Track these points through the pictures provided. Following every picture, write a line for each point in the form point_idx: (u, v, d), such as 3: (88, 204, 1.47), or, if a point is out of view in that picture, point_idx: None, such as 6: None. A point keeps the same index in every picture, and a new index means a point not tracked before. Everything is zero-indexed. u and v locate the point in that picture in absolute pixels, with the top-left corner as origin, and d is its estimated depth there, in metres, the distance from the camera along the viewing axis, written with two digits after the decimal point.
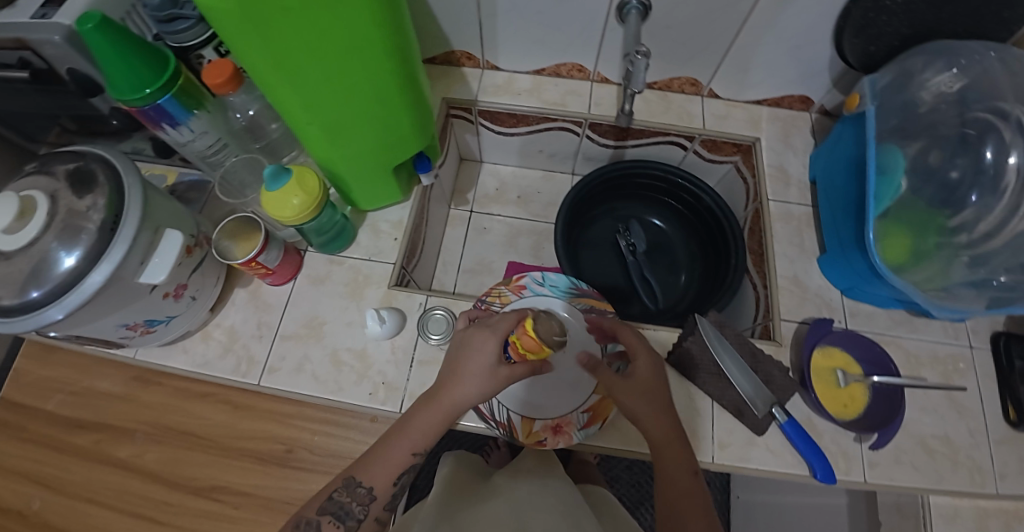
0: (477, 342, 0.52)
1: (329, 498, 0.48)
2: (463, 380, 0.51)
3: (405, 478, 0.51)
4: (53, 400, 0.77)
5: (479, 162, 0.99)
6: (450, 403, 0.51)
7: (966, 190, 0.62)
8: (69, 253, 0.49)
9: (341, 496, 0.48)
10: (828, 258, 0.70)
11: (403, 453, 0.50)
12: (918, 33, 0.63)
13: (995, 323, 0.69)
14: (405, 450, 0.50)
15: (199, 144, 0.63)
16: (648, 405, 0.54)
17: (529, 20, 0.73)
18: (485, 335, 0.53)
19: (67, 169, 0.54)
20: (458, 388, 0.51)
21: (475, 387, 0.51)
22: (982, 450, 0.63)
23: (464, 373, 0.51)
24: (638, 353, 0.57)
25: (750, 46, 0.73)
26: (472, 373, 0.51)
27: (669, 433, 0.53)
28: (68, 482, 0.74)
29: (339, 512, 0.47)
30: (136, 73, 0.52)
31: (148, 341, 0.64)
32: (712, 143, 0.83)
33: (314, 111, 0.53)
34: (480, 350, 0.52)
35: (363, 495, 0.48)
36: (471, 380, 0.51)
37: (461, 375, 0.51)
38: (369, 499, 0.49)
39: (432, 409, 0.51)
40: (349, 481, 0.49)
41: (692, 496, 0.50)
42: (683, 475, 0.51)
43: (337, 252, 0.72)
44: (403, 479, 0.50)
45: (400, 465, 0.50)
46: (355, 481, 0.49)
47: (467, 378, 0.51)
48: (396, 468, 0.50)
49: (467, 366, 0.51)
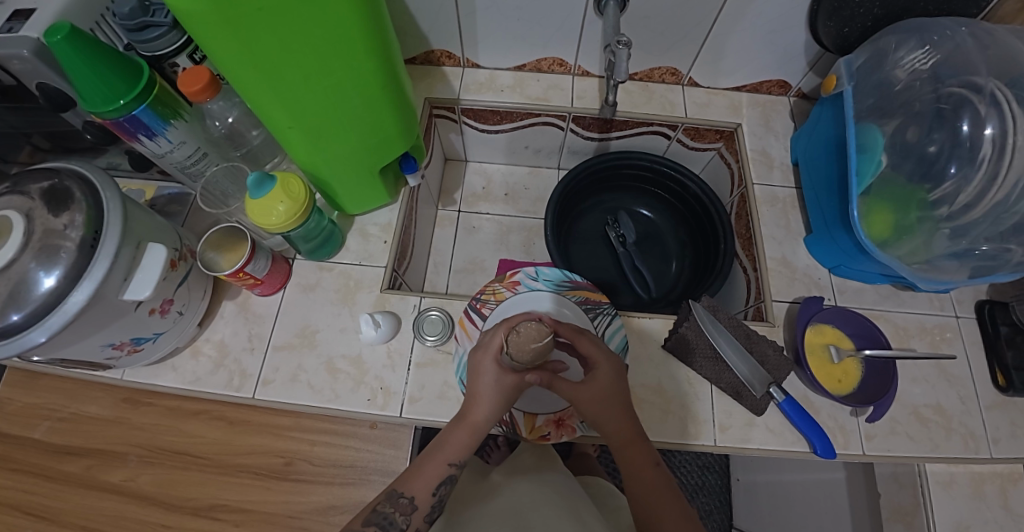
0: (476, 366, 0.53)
1: (373, 511, 0.46)
2: (478, 400, 0.51)
3: (443, 489, 0.49)
4: (40, 428, 0.75)
5: (464, 162, 0.98)
6: (476, 420, 0.51)
7: (944, 162, 0.62)
8: (48, 274, 0.48)
9: (384, 508, 0.47)
10: (815, 237, 0.72)
11: (438, 466, 0.49)
12: (890, 13, 0.65)
13: (977, 293, 0.71)
14: (440, 463, 0.49)
15: (177, 155, 0.61)
16: (605, 412, 0.52)
17: (508, 16, 0.73)
18: (482, 355, 0.53)
19: (41, 187, 0.51)
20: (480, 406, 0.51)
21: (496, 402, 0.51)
22: (973, 416, 0.65)
23: (477, 392, 0.51)
24: (595, 361, 0.54)
25: (727, 33, 0.74)
26: (485, 391, 0.51)
27: (629, 436, 0.52)
28: (59, 511, 0.71)
29: (383, 523, 0.46)
30: (109, 84, 0.51)
31: (136, 361, 0.62)
32: (694, 131, 0.84)
33: (295, 115, 0.52)
34: (480, 371, 0.52)
35: (405, 505, 0.47)
36: (484, 397, 0.51)
37: (476, 392, 0.51)
38: (410, 509, 0.47)
39: (457, 427, 0.51)
40: (390, 494, 0.48)
41: (660, 497, 0.50)
42: (648, 475, 0.51)
43: (326, 258, 0.71)
44: (441, 490, 0.49)
45: (438, 476, 0.49)
46: (397, 492, 0.48)
47: (483, 397, 0.51)
48: (433, 479, 0.49)
49: (479, 386, 0.51)
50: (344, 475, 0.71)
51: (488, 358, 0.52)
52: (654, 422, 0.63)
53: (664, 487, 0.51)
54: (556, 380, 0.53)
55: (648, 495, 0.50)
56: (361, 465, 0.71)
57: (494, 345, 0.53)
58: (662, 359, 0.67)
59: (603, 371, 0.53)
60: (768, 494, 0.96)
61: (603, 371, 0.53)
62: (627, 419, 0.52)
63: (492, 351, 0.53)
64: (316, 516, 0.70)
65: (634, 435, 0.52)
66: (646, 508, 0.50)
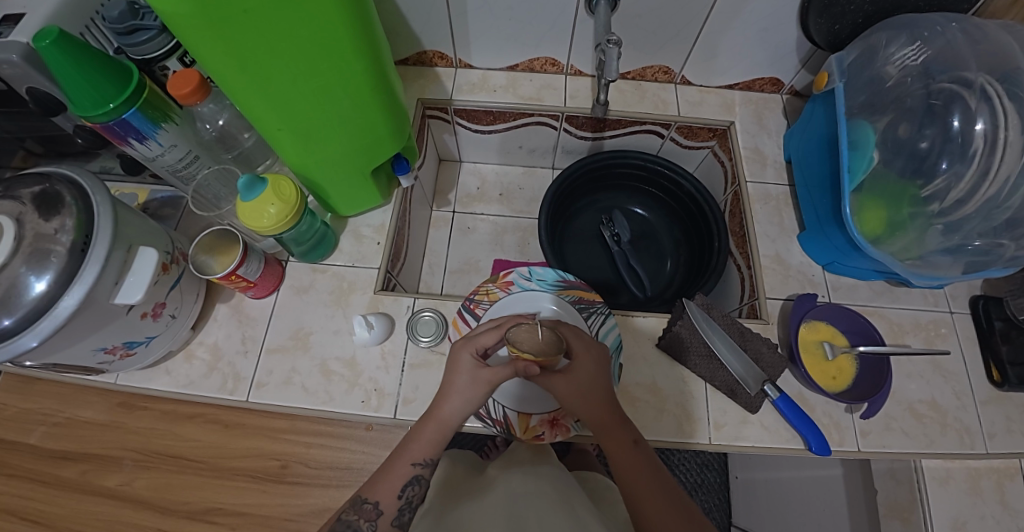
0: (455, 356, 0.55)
1: (339, 519, 0.48)
2: (450, 393, 0.52)
3: (411, 491, 0.50)
4: (35, 433, 0.75)
5: (459, 162, 0.98)
6: (445, 415, 0.52)
7: (936, 158, 0.61)
8: (39, 278, 0.48)
9: (349, 515, 0.48)
10: (808, 234, 0.72)
11: (403, 466, 0.50)
12: (880, 10, 0.65)
13: (971, 288, 0.71)
14: (405, 463, 0.50)
15: (169, 159, 0.61)
16: (585, 403, 0.53)
17: (499, 16, 0.73)
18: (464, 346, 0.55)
19: (32, 192, 0.51)
20: (448, 401, 0.52)
21: (462, 399, 0.52)
22: (969, 411, 0.65)
23: (452, 385, 0.53)
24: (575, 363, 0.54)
25: (719, 31, 0.74)
26: (459, 385, 0.53)
27: (607, 421, 0.52)
28: (54, 516, 0.71)
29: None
30: (98, 89, 0.51)
31: (129, 365, 0.62)
32: (688, 130, 0.83)
33: (284, 117, 0.52)
34: (458, 363, 0.54)
35: (369, 511, 0.48)
36: (457, 390, 0.52)
37: (451, 386, 0.53)
38: (375, 516, 0.48)
39: (426, 423, 0.52)
40: (356, 502, 0.49)
41: (642, 475, 0.50)
42: (625, 456, 0.51)
43: (319, 260, 0.71)
44: (408, 491, 0.49)
45: (404, 477, 0.50)
46: (362, 499, 0.49)
47: (457, 390, 0.52)
48: (399, 480, 0.50)
49: (454, 378, 0.53)
50: (340, 477, 0.71)
51: (465, 350, 0.54)
52: (649, 421, 0.62)
53: (643, 462, 0.51)
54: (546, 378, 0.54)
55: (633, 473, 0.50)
56: (356, 467, 0.71)
57: (477, 340, 0.55)
58: (656, 358, 0.67)
59: (582, 367, 0.54)
60: (767, 491, 0.96)
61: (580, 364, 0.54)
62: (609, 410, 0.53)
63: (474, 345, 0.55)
64: (312, 519, 0.70)
65: (616, 420, 0.53)
66: (631, 489, 0.50)
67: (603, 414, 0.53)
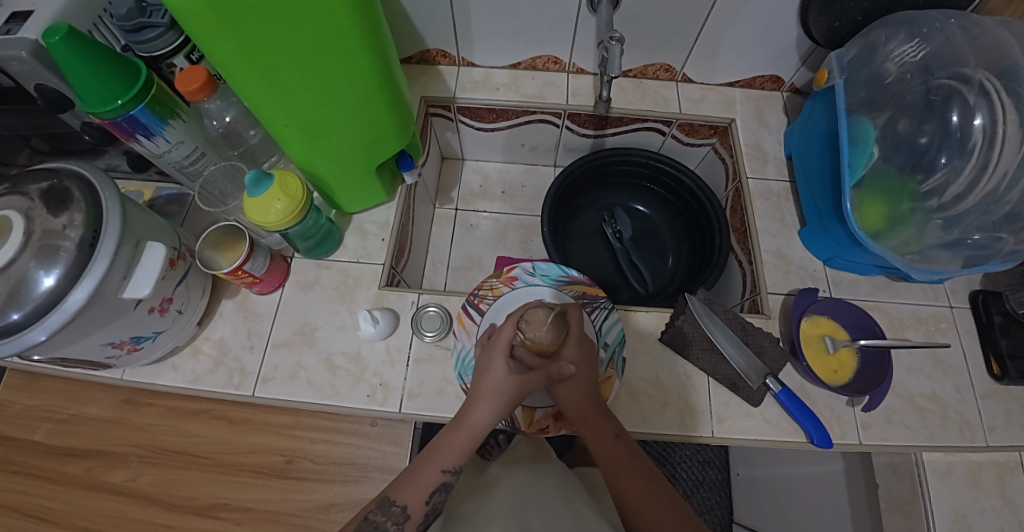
0: (486, 363, 0.54)
1: (365, 519, 0.47)
2: (480, 400, 0.52)
3: (437, 497, 0.49)
4: (40, 430, 0.75)
5: (461, 161, 0.99)
6: (476, 423, 0.51)
7: (935, 153, 0.62)
8: (48, 273, 0.48)
9: (376, 516, 0.47)
10: (809, 230, 0.72)
11: (432, 472, 0.49)
12: (880, 7, 0.65)
13: (971, 283, 0.72)
14: (434, 469, 0.49)
15: (175, 155, 0.61)
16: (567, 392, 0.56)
17: (502, 15, 0.74)
18: (492, 352, 0.55)
19: (40, 188, 0.52)
20: (478, 408, 0.51)
21: (494, 407, 0.51)
22: (969, 405, 0.65)
23: (482, 393, 0.52)
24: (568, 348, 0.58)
25: (720, 29, 0.74)
26: (489, 390, 0.52)
27: (588, 412, 0.55)
28: (60, 513, 0.72)
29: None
30: (106, 84, 0.51)
31: (135, 360, 0.63)
32: (689, 127, 0.84)
33: (292, 113, 0.53)
34: (490, 368, 0.53)
35: (398, 514, 0.47)
36: (488, 398, 0.52)
37: (481, 394, 0.52)
38: (403, 519, 0.47)
39: (456, 432, 0.51)
40: (383, 502, 0.48)
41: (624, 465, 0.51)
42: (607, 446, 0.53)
43: (324, 256, 0.71)
44: (435, 498, 0.49)
45: (433, 484, 0.49)
46: (390, 500, 0.48)
47: (489, 397, 0.52)
48: (426, 487, 0.49)
49: (485, 385, 0.52)
50: (345, 472, 0.71)
51: (497, 355, 0.54)
52: (652, 414, 0.63)
53: (625, 453, 0.52)
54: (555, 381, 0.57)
55: (613, 459, 0.52)
56: (361, 462, 0.71)
57: (503, 341, 0.55)
58: (659, 352, 0.67)
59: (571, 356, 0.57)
60: (768, 487, 0.97)
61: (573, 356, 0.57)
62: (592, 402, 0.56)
63: (502, 348, 0.55)
64: (317, 514, 0.70)
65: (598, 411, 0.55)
66: (613, 478, 0.51)
67: (585, 406, 0.55)
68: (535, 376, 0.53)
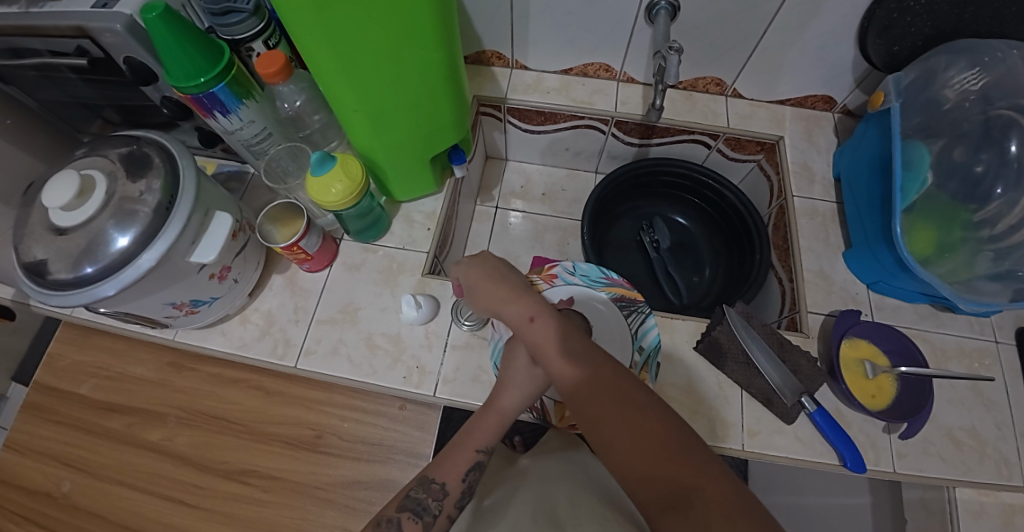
0: (510, 353, 0.54)
1: (407, 496, 0.47)
2: (508, 386, 0.52)
3: (473, 476, 0.50)
4: (87, 384, 0.80)
5: (505, 160, 1.01)
6: (504, 407, 0.52)
7: (990, 183, 0.63)
8: (122, 234, 0.52)
9: (417, 494, 0.48)
10: (855, 253, 0.71)
11: (467, 451, 0.50)
12: (941, 33, 0.64)
13: (1020, 319, 0.70)
14: (470, 448, 0.50)
15: (246, 133, 0.65)
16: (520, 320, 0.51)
17: (560, 21, 0.76)
18: (516, 344, 0.54)
19: (121, 154, 0.57)
20: (508, 393, 0.52)
21: (523, 393, 0.52)
22: (1009, 443, 0.64)
23: (509, 379, 0.53)
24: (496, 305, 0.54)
25: (775, 46, 0.75)
26: (517, 378, 0.52)
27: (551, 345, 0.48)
28: (99, 465, 0.76)
29: (417, 508, 0.47)
30: (192, 62, 0.55)
31: (190, 323, 0.66)
32: (735, 142, 0.85)
33: (360, 99, 0.56)
34: (514, 358, 0.53)
35: (437, 491, 0.48)
36: (516, 383, 0.52)
37: (508, 379, 0.53)
38: (442, 495, 0.48)
39: (486, 414, 0.52)
40: (423, 480, 0.49)
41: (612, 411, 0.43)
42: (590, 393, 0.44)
43: (372, 241, 0.74)
44: (471, 476, 0.50)
45: (468, 462, 0.50)
46: (430, 478, 0.49)
47: (515, 384, 0.52)
48: (464, 464, 0.50)
49: (512, 373, 0.52)
50: (372, 452, 0.74)
51: (519, 348, 0.53)
52: None
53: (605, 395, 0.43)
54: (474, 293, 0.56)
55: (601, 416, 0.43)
56: (388, 444, 0.74)
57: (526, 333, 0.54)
58: (692, 361, 0.67)
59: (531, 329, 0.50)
60: (787, 514, 0.95)
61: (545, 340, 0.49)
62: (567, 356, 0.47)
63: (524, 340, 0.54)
64: (342, 489, 0.73)
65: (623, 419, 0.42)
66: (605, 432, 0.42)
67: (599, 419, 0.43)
68: None
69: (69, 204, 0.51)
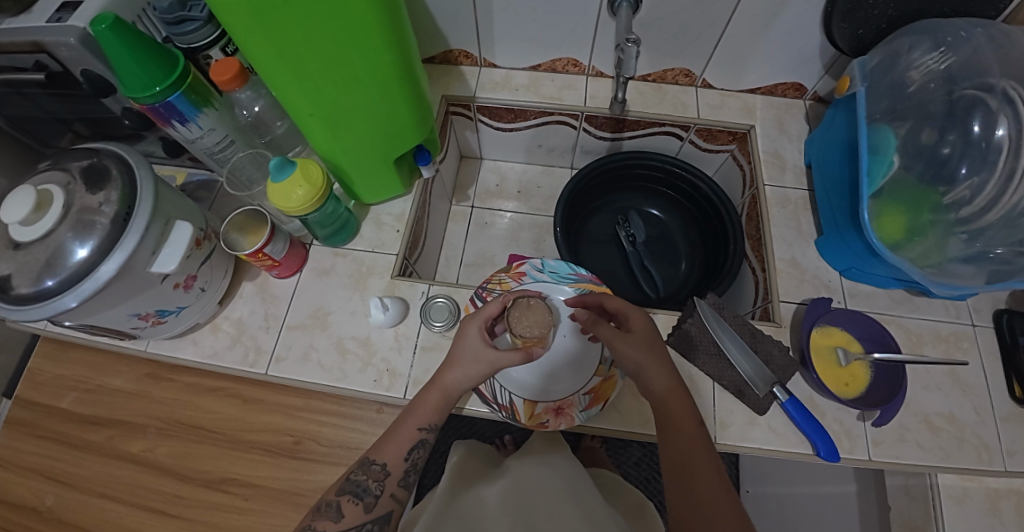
0: (462, 331, 0.57)
1: (348, 479, 0.51)
2: (453, 364, 0.55)
3: (416, 454, 0.54)
4: (67, 398, 0.80)
5: (480, 159, 1.01)
6: (447, 383, 0.54)
7: (956, 163, 0.61)
8: (82, 245, 0.52)
9: (358, 475, 0.52)
10: (825, 240, 0.71)
11: (409, 430, 0.53)
12: (904, 15, 0.64)
13: (996, 301, 0.69)
14: (412, 427, 0.53)
15: (207, 141, 0.65)
16: (649, 361, 0.55)
17: (524, 17, 0.75)
18: (472, 320, 0.58)
19: (81, 166, 0.57)
20: (452, 372, 0.55)
21: (463, 371, 0.54)
22: (988, 428, 0.63)
23: (456, 358, 0.55)
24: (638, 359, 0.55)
25: (740, 34, 0.74)
26: (462, 357, 0.55)
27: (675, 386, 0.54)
28: (80, 478, 0.76)
29: (357, 490, 0.51)
30: (147, 72, 0.55)
31: (159, 333, 0.66)
32: (707, 132, 0.84)
33: (317, 104, 0.56)
34: (465, 337, 0.56)
35: (377, 472, 0.52)
36: (462, 363, 0.55)
37: (454, 359, 0.55)
38: (383, 475, 0.52)
39: (430, 392, 0.55)
40: (364, 462, 0.53)
41: (679, 410, 0.53)
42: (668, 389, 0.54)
43: (341, 244, 0.73)
44: (413, 454, 0.53)
45: (411, 441, 0.53)
46: (370, 460, 0.53)
47: (461, 362, 0.55)
48: (405, 444, 0.53)
49: (460, 351, 0.55)
50: (351, 456, 0.73)
51: (473, 324, 0.57)
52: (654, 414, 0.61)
53: (678, 396, 0.54)
54: (598, 324, 0.59)
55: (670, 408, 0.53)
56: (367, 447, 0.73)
57: (483, 314, 0.57)
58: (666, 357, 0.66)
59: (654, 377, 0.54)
60: (777, 505, 0.96)
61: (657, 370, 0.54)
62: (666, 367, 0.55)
63: (480, 318, 0.57)
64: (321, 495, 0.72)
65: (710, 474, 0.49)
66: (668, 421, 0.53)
67: (698, 487, 0.48)
68: (507, 357, 0.54)
69: (28, 219, 0.51)
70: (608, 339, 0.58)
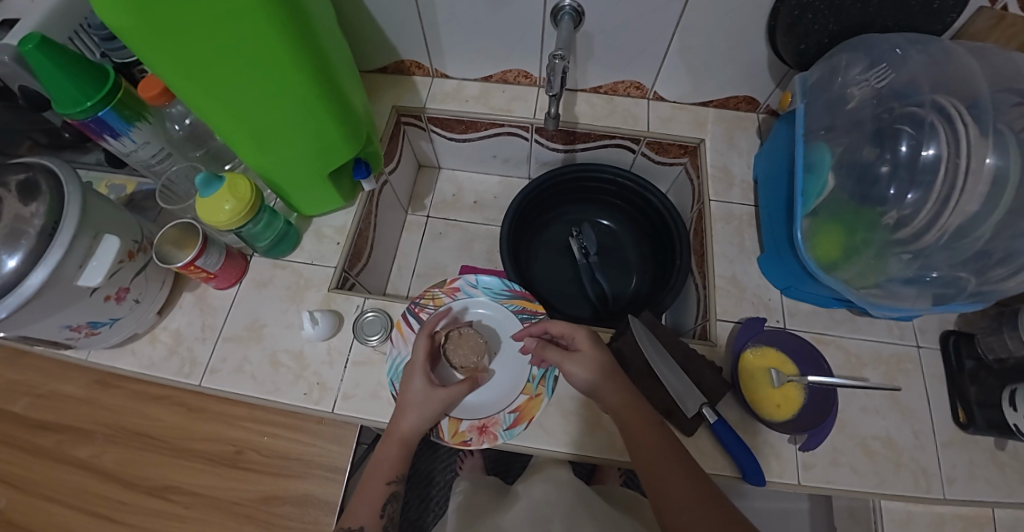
0: (406, 379, 0.59)
1: None
2: (405, 413, 0.57)
3: (389, 507, 0.56)
4: (19, 402, 0.81)
5: (437, 169, 1.01)
6: (404, 432, 0.57)
7: (885, 184, 0.59)
8: (11, 256, 0.52)
9: None
10: (767, 258, 0.70)
11: (379, 487, 0.56)
12: (847, 28, 0.62)
13: (944, 323, 0.68)
14: (380, 483, 0.56)
15: (142, 154, 0.66)
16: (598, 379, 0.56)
17: (469, 29, 0.75)
18: (413, 371, 0.59)
19: (18, 181, 0.57)
20: (405, 419, 0.57)
21: (417, 416, 0.57)
22: (927, 452, 0.61)
23: (407, 406, 0.57)
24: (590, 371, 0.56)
25: (686, 48, 0.73)
26: (414, 404, 0.57)
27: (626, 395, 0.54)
28: (28, 482, 0.77)
29: None
30: (77, 88, 0.55)
31: (95, 343, 0.67)
32: (657, 145, 0.83)
33: (238, 121, 0.56)
34: (410, 384, 0.58)
35: None
36: (414, 408, 0.57)
37: (405, 407, 0.57)
38: None
39: (390, 443, 0.57)
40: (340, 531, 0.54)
41: (634, 413, 0.53)
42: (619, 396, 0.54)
43: (281, 256, 0.74)
44: (387, 509, 0.56)
45: (381, 496, 0.56)
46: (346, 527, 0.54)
47: (413, 409, 0.57)
48: (378, 501, 0.56)
49: (410, 402, 0.57)
50: (289, 467, 0.75)
51: (415, 374, 0.58)
52: (580, 436, 0.60)
53: (630, 399, 0.54)
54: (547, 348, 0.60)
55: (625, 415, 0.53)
56: (305, 459, 0.75)
57: (420, 359, 0.60)
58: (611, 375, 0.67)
59: (608, 391, 0.55)
60: None
61: (603, 383, 0.55)
62: (611, 375, 0.56)
63: (419, 367, 0.59)
64: (260, 503, 0.73)
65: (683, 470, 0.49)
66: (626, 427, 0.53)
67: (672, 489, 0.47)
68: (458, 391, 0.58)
69: None
70: (558, 360, 0.59)
